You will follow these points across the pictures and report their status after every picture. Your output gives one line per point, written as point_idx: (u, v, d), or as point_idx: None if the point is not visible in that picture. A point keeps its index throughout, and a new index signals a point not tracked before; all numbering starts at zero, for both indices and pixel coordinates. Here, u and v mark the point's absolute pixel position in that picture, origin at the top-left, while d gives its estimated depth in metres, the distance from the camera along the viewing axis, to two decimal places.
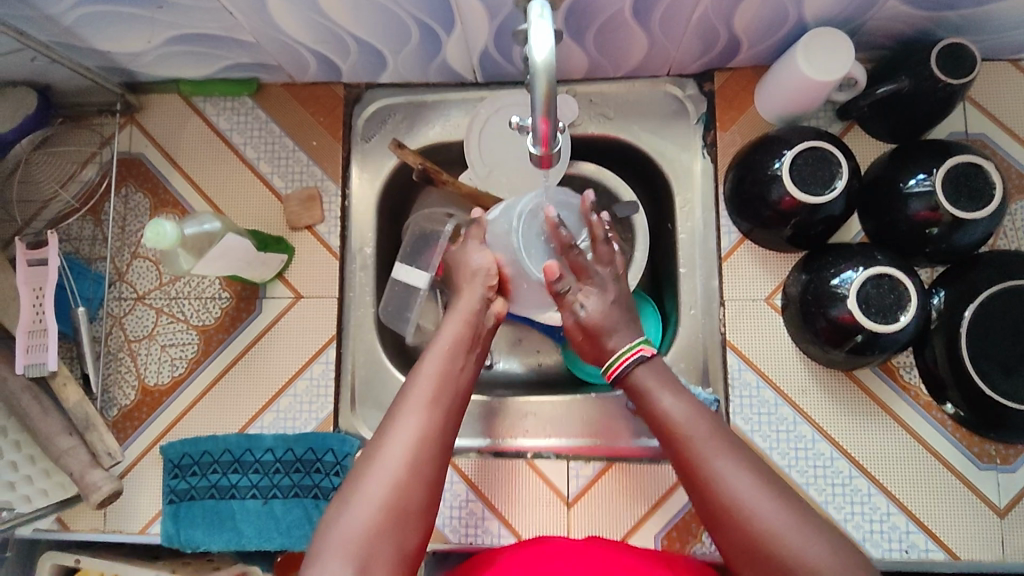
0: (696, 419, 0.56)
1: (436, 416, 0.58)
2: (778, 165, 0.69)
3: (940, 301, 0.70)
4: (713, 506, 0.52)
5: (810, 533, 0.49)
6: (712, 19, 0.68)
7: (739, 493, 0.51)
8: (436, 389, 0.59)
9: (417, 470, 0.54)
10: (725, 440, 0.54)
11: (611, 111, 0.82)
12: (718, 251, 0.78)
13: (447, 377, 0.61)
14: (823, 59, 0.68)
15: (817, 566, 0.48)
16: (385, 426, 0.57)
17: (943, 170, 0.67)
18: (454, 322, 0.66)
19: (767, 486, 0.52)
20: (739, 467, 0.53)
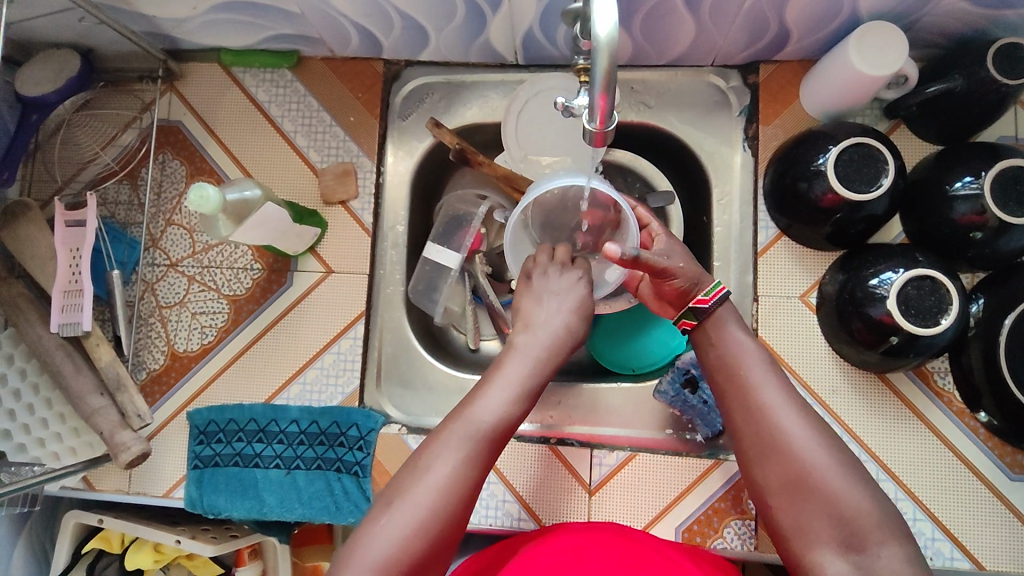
0: (755, 357, 0.58)
1: (481, 455, 0.55)
2: (822, 160, 0.68)
3: (979, 309, 0.69)
4: (761, 439, 0.54)
5: (852, 478, 0.51)
6: (764, 8, 0.67)
7: (788, 430, 0.53)
8: (487, 436, 0.55)
9: (446, 522, 0.52)
10: (781, 382, 0.56)
11: (651, 99, 0.82)
12: (754, 246, 0.77)
13: (501, 425, 0.57)
14: (876, 54, 0.66)
15: (857, 511, 0.49)
16: (422, 461, 0.54)
17: (993, 173, 0.65)
18: (518, 361, 0.61)
19: (815, 429, 0.54)
20: (791, 408, 0.55)
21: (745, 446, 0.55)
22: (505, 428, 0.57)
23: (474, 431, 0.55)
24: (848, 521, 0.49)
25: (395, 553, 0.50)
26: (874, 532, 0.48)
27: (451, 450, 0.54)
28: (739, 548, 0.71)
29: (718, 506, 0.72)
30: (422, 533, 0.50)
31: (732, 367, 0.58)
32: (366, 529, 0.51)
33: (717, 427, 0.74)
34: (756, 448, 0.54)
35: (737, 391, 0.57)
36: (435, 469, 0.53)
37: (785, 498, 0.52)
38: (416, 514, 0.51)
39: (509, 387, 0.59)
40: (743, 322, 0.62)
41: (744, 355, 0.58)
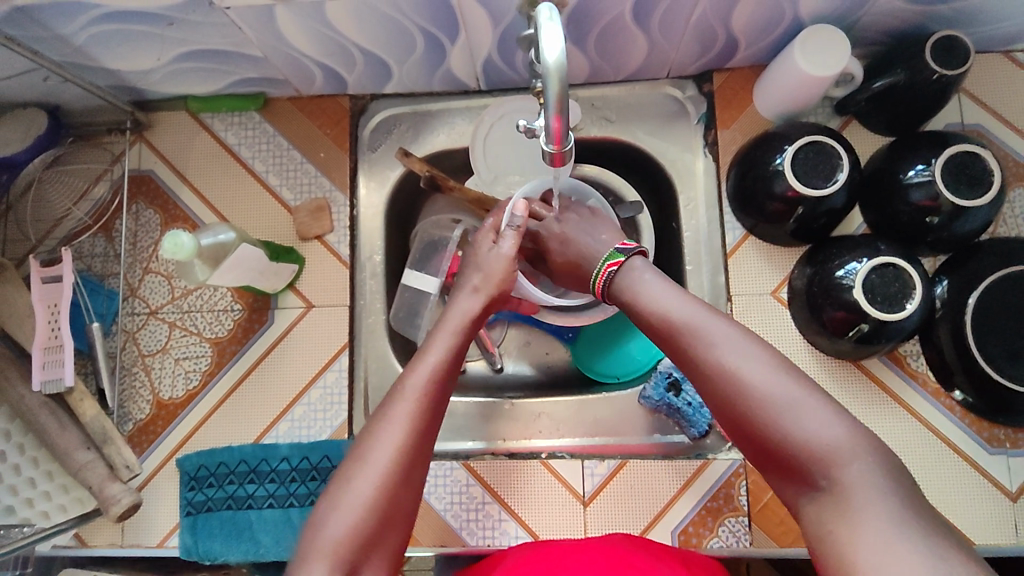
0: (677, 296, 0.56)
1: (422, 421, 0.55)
2: (780, 160, 0.70)
3: (944, 290, 0.71)
4: (704, 381, 0.52)
5: (802, 399, 0.47)
6: (710, 20, 0.70)
7: (723, 365, 0.50)
8: (428, 397, 0.56)
9: (403, 482, 0.52)
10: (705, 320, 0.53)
11: (613, 114, 0.83)
12: (723, 247, 0.79)
13: (439, 387, 0.57)
14: (820, 55, 0.69)
15: (813, 433, 0.46)
16: (370, 434, 0.54)
17: (941, 159, 0.68)
18: (446, 332, 0.63)
19: (757, 358, 0.50)
20: (724, 340, 0.51)
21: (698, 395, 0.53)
22: (444, 388, 0.58)
23: (413, 395, 0.56)
24: (804, 448, 0.46)
25: (344, 540, 0.49)
26: (837, 453, 0.45)
27: (397, 416, 0.54)
28: (735, 545, 0.72)
29: (711, 506, 0.73)
30: (371, 513, 0.50)
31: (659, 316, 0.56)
32: (319, 519, 0.50)
33: (703, 427, 0.76)
34: (704, 391, 0.52)
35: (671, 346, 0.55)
36: (382, 434, 0.53)
37: (745, 437, 0.49)
38: (369, 491, 0.51)
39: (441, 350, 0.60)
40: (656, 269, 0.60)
41: (667, 302, 0.56)
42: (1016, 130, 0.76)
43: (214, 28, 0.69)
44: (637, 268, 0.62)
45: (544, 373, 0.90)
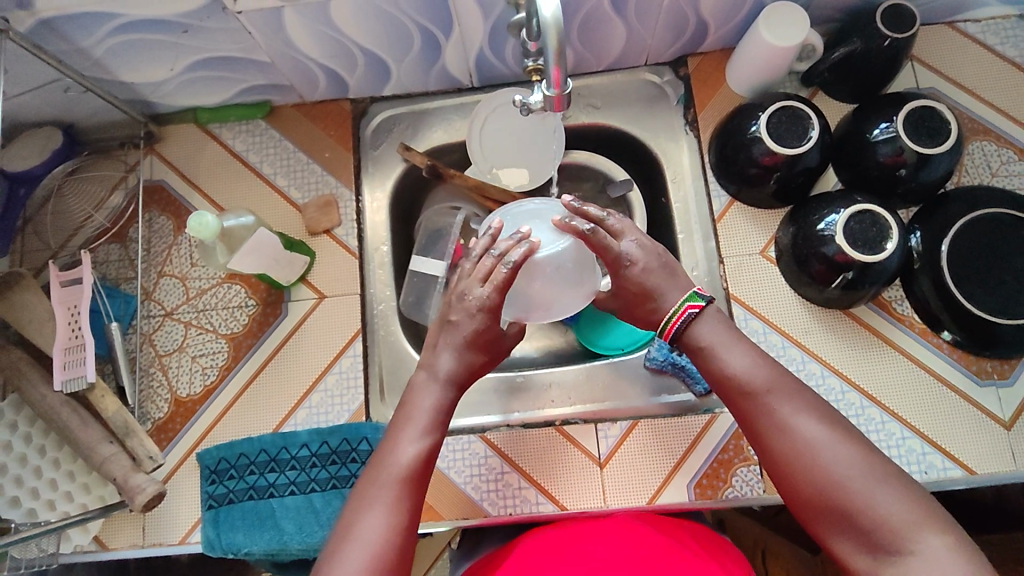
0: (754, 366, 0.56)
1: (404, 498, 0.55)
2: (755, 127, 0.77)
3: (918, 242, 0.76)
4: (782, 456, 0.53)
5: (881, 482, 0.50)
6: (681, 5, 0.77)
7: (808, 443, 0.52)
8: (412, 478, 0.56)
9: (397, 557, 0.53)
10: (786, 392, 0.54)
11: (598, 101, 0.90)
12: (711, 214, 0.84)
13: (419, 466, 0.57)
14: (781, 29, 0.76)
15: (889, 514, 0.49)
16: (356, 515, 0.54)
17: (902, 116, 0.74)
18: (433, 391, 0.62)
19: (837, 435, 0.52)
20: (803, 409, 0.53)
21: (769, 465, 0.54)
22: (425, 467, 0.57)
23: (396, 475, 0.56)
24: (879, 530, 0.49)
25: None
26: (912, 535, 0.48)
27: (382, 497, 0.55)
28: (749, 494, 0.75)
29: (723, 458, 0.76)
30: None
31: (735, 389, 0.56)
32: None
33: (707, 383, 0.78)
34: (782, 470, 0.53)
35: (745, 405, 0.56)
36: (370, 516, 0.54)
37: (819, 513, 0.51)
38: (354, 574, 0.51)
39: (419, 429, 0.59)
40: (723, 328, 0.60)
41: (735, 372, 0.57)
42: (967, 90, 0.83)
43: (227, 35, 0.75)
44: (713, 317, 0.60)
45: (550, 352, 0.93)
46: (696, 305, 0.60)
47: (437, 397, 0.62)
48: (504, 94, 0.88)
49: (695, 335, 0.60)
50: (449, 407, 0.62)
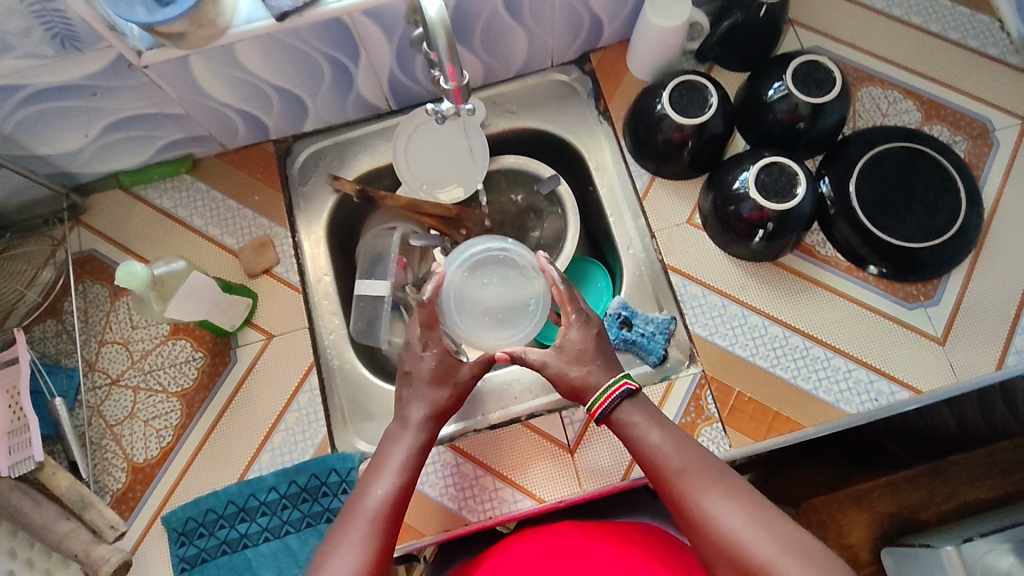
0: (683, 454, 0.62)
1: (375, 536, 0.59)
2: (660, 105, 0.81)
3: (828, 186, 0.81)
4: (712, 541, 0.57)
5: (800, 559, 0.53)
6: (572, 3, 0.81)
7: (730, 527, 0.56)
8: (383, 520, 0.60)
9: None
10: (709, 479, 0.60)
11: (514, 106, 0.93)
12: (636, 192, 0.87)
13: (391, 508, 0.62)
14: (668, 10, 0.81)
15: None
16: (327, 558, 0.58)
17: (790, 73, 0.79)
18: (410, 428, 0.68)
19: (757, 517, 0.56)
20: (724, 495, 0.58)
21: (703, 549, 0.58)
22: (397, 506, 0.62)
23: (369, 517, 0.60)
24: None
25: None
26: None
27: (353, 537, 0.59)
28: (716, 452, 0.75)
29: (687, 421, 0.76)
30: None
31: (663, 478, 0.62)
32: None
33: (659, 353, 0.80)
34: (714, 554, 0.57)
35: (671, 494, 0.61)
36: (339, 559, 0.57)
37: None
38: None
39: (392, 471, 0.64)
40: (652, 417, 0.66)
41: (664, 464, 0.62)
42: (847, 44, 0.90)
43: (137, 91, 0.76)
44: (639, 404, 0.67)
45: None
46: (632, 383, 0.67)
47: (409, 440, 0.67)
48: (420, 111, 0.90)
49: (621, 419, 0.66)
50: (422, 448, 0.67)
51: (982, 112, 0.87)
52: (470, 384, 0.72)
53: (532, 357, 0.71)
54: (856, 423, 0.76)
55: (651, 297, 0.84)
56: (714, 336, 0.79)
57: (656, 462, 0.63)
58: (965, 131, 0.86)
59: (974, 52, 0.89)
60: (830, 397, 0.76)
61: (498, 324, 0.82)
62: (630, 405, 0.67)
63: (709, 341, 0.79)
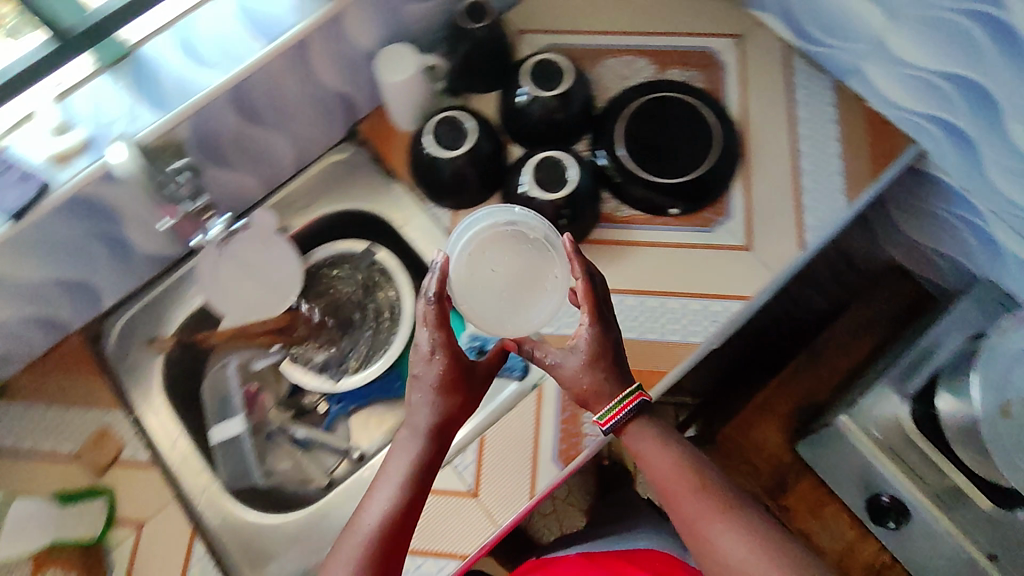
0: (691, 473, 0.68)
1: (373, 554, 0.62)
2: (427, 148, 0.85)
3: (604, 158, 0.88)
4: (713, 562, 0.64)
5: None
6: (310, 90, 0.82)
7: (731, 554, 0.63)
8: (381, 536, 0.63)
9: None
10: (718, 503, 0.66)
11: (306, 201, 0.93)
12: (446, 231, 0.89)
13: (392, 522, 0.64)
14: (399, 66, 0.85)
15: None
16: None
17: (525, 77, 0.87)
18: (415, 436, 0.68)
19: (758, 544, 0.63)
20: (729, 522, 0.65)
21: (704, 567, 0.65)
22: (400, 517, 0.64)
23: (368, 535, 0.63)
24: None
25: None
26: None
27: (349, 556, 0.62)
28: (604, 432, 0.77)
29: (567, 416, 0.78)
30: None
31: (675, 497, 0.67)
32: None
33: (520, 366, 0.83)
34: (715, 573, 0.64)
35: (680, 515, 0.67)
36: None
37: None
38: None
39: (393, 484, 0.66)
40: (660, 436, 0.71)
41: (675, 488, 0.67)
42: (571, 33, 0.98)
43: None
44: (648, 426, 0.71)
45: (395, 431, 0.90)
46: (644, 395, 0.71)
47: (411, 454, 0.67)
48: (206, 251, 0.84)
49: (629, 437, 0.71)
50: (424, 466, 0.67)
51: (703, 45, 0.96)
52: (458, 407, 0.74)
53: (540, 352, 0.74)
54: (707, 350, 0.82)
55: None
56: (563, 329, 0.82)
57: (666, 484, 0.68)
58: (694, 65, 0.95)
59: None
60: (680, 336, 0.82)
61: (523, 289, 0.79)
62: (640, 422, 0.71)
63: (561, 334, 0.82)
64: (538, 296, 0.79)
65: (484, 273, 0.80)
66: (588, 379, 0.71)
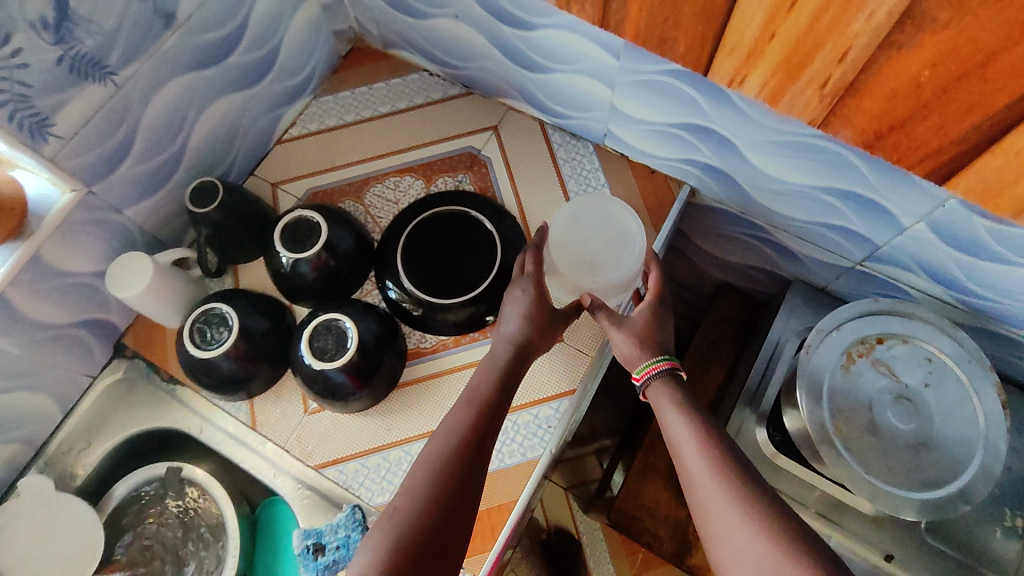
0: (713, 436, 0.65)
1: (409, 518, 0.59)
2: (194, 353, 0.76)
3: (395, 291, 0.83)
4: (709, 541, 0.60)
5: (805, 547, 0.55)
6: (37, 337, 0.73)
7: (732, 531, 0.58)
8: (425, 502, 0.60)
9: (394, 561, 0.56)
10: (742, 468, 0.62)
11: (89, 439, 0.84)
12: (247, 424, 0.82)
13: (427, 491, 0.61)
14: (131, 276, 0.76)
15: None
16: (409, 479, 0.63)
17: (279, 243, 0.81)
18: (464, 405, 0.70)
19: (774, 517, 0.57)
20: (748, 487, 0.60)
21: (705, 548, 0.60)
22: (433, 488, 0.61)
23: (409, 492, 0.61)
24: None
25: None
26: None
27: (395, 510, 0.60)
28: None
29: None
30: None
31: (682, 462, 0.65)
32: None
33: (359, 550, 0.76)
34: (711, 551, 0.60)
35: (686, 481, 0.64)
36: (372, 535, 0.59)
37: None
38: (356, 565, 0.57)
39: (436, 443, 0.66)
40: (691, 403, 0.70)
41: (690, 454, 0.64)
42: (328, 170, 0.95)
43: None
44: (677, 386, 0.71)
45: None
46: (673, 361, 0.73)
47: (463, 409, 0.69)
48: None
49: (653, 395, 0.72)
50: (471, 431, 0.67)
51: (460, 146, 0.96)
52: (542, 347, 0.78)
53: (613, 329, 0.77)
54: (547, 461, 0.79)
55: (324, 499, 0.80)
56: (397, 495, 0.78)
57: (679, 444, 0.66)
58: (461, 169, 0.95)
59: (423, 106, 0.98)
60: (518, 456, 0.79)
61: (608, 253, 0.83)
62: (669, 382, 0.71)
63: None
64: (616, 256, 0.83)
65: (568, 250, 0.83)
66: (638, 348, 0.75)
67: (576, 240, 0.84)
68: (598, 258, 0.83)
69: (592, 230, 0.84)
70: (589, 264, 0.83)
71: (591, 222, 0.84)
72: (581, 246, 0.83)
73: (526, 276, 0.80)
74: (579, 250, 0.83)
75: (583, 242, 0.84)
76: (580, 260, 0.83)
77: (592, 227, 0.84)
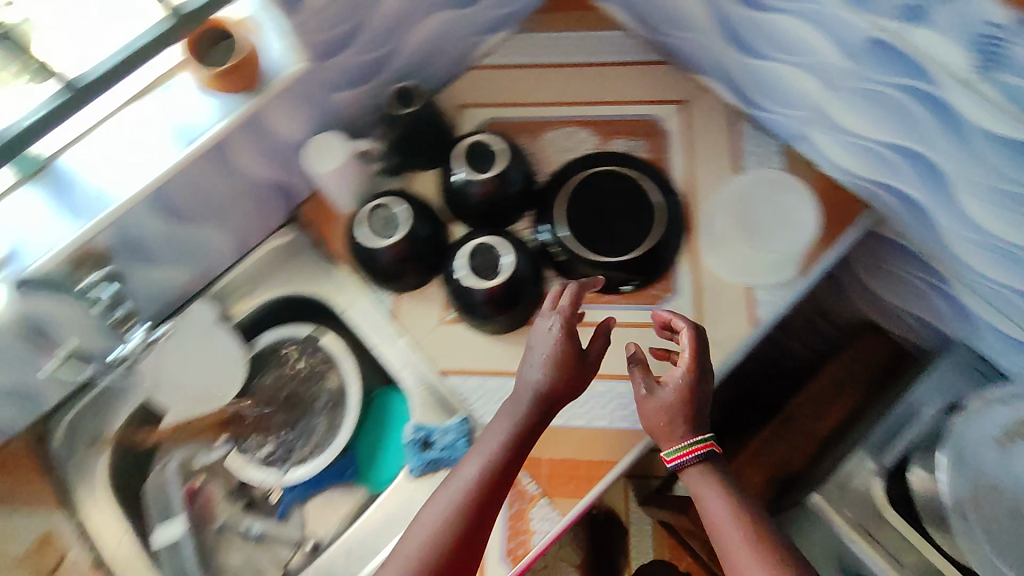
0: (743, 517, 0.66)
1: (440, 544, 0.63)
2: (359, 237, 0.83)
3: (547, 234, 0.86)
4: None
5: None
6: (239, 184, 0.82)
7: None
8: (454, 529, 0.64)
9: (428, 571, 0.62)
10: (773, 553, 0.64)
11: (250, 286, 0.93)
12: (387, 313, 0.88)
13: (462, 516, 0.65)
14: (325, 156, 0.84)
15: None
16: (429, 514, 0.66)
17: (457, 160, 0.85)
18: (501, 427, 0.70)
19: None
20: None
21: None
22: (465, 517, 0.65)
23: (445, 520, 0.64)
24: None
25: None
26: None
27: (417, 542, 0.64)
28: (553, 527, 0.75)
29: (515, 512, 0.76)
30: None
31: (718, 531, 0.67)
32: None
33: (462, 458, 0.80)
34: None
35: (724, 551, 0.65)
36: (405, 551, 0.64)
37: None
38: None
39: (473, 465, 0.68)
40: (728, 481, 0.69)
41: (727, 531, 0.66)
42: (515, 105, 0.97)
43: None
44: (716, 464, 0.70)
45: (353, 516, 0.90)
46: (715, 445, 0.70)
47: (505, 428, 0.70)
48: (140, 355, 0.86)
49: (697, 467, 0.70)
50: (504, 460, 0.68)
51: (644, 112, 0.95)
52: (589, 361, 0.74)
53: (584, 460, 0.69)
54: (657, 437, 0.79)
55: (438, 403, 0.85)
56: None
57: (717, 521, 0.67)
58: (639, 134, 0.94)
59: (619, 63, 0.98)
60: (631, 420, 0.80)
61: (780, 229, 0.85)
62: (711, 461, 0.70)
63: None
64: (788, 234, 0.85)
65: (733, 220, 0.88)
66: (665, 421, 0.71)
67: (751, 211, 0.87)
68: (769, 232, 0.85)
69: (768, 207, 0.87)
70: (760, 233, 0.85)
71: (766, 199, 0.87)
72: (753, 216, 0.86)
73: (555, 312, 0.74)
74: (751, 220, 0.86)
75: (756, 214, 0.87)
76: (749, 229, 0.86)
77: (769, 203, 0.87)
